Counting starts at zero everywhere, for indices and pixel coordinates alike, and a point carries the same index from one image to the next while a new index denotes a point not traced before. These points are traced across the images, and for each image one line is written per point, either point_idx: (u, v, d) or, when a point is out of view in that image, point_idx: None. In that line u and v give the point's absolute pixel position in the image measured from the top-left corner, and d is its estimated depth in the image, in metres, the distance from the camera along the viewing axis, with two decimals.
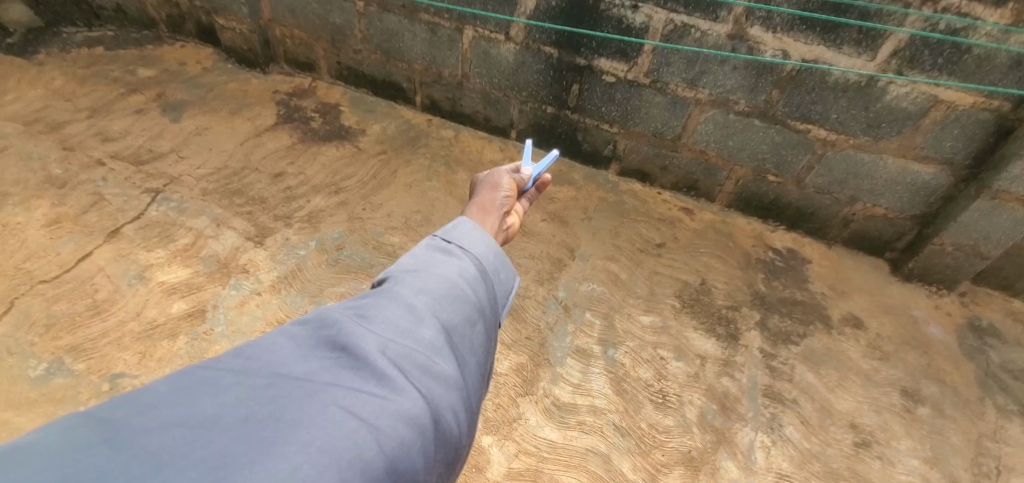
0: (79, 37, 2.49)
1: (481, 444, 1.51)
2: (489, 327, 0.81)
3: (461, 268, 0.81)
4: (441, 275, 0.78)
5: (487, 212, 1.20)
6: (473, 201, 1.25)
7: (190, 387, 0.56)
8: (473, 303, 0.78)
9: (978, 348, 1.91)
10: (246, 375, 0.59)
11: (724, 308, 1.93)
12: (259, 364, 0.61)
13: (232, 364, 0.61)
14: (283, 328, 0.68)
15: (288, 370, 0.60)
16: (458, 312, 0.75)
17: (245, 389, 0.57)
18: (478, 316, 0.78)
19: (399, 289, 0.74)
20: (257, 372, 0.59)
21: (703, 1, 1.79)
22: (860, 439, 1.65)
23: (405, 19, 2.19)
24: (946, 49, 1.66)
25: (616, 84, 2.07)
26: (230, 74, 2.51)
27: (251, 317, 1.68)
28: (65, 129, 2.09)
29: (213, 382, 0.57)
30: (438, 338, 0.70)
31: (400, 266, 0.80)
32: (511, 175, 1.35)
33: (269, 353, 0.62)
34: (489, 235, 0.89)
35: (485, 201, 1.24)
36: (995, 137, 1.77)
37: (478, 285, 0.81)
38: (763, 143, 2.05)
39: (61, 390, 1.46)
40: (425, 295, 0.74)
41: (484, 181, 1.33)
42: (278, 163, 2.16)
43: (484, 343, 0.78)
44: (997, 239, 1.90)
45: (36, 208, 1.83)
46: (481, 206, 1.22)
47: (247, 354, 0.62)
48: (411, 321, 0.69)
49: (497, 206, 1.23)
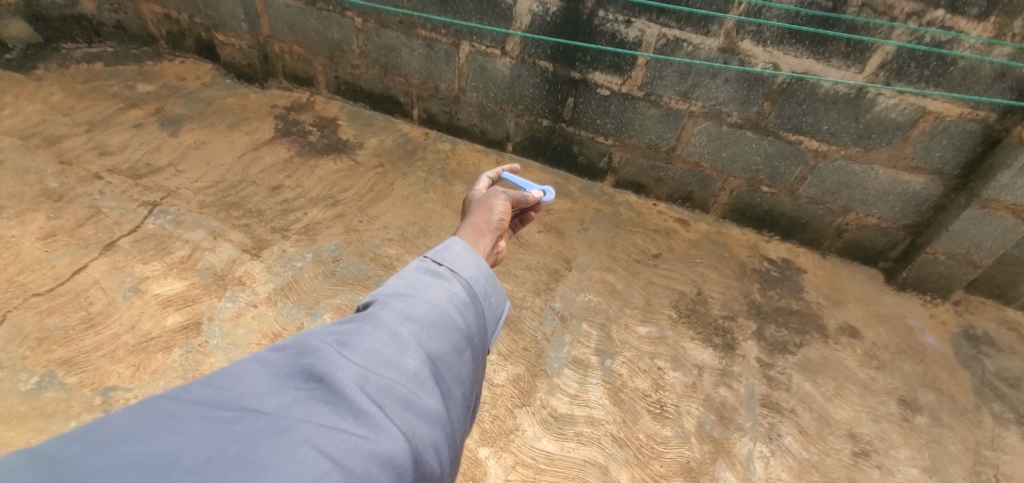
0: (79, 53, 2.51)
1: (478, 455, 1.50)
2: (474, 356, 0.82)
3: (448, 295, 0.82)
4: (427, 301, 0.79)
5: (481, 234, 1.21)
6: (467, 221, 1.26)
7: (153, 421, 0.55)
8: (461, 331, 0.80)
9: (973, 356, 1.92)
10: (214, 408, 0.58)
11: (720, 318, 1.93)
12: (229, 396, 0.60)
13: (201, 395, 0.60)
14: (258, 354, 0.68)
15: (260, 403, 0.59)
16: (443, 341, 0.76)
17: (212, 423, 0.56)
18: (464, 345, 0.80)
19: (383, 316, 0.74)
20: (227, 405, 0.58)
21: (695, 16, 1.83)
22: (859, 448, 1.64)
23: (403, 35, 2.23)
24: (932, 61, 1.69)
25: (611, 97, 2.10)
26: (229, 89, 2.53)
27: (247, 329, 1.67)
28: (63, 143, 2.10)
29: (178, 416, 0.56)
30: (420, 369, 0.70)
31: (386, 291, 0.81)
32: (507, 198, 1.35)
33: (241, 384, 0.62)
34: (480, 259, 0.92)
35: (479, 222, 1.25)
36: (982, 147, 1.80)
37: (465, 312, 0.83)
38: (756, 154, 2.07)
39: (53, 404, 1.44)
40: (410, 323, 0.74)
41: (479, 202, 1.34)
42: (276, 176, 2.17)
43: (468, 373, 0.79)
44: (988, 247, 1.91)
45: (31, 221, 1.83)
46: (476, 228, 1.23)
47: (218, 385, 0.61)
48: (393, 351, 0.70)
49: (491, 228, 1.24)
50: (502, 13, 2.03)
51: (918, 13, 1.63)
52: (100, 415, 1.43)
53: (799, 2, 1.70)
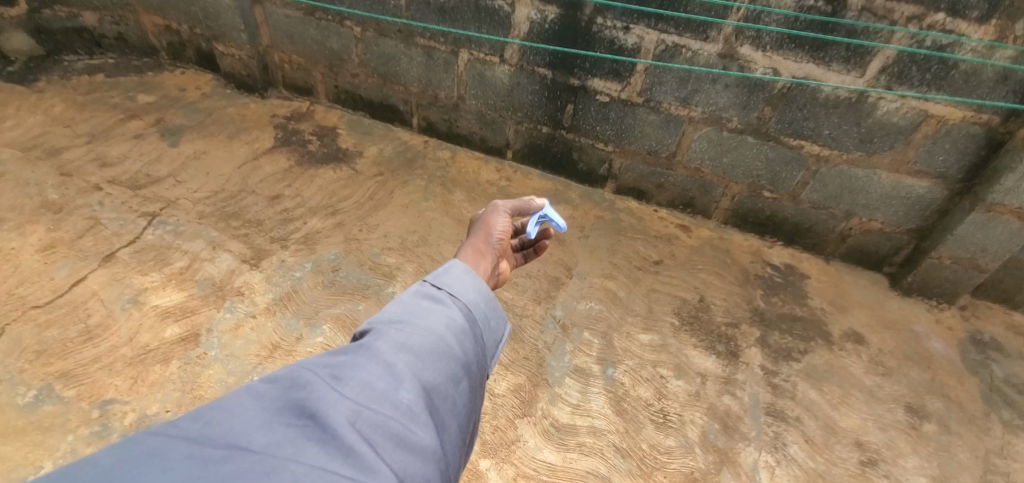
0: (80, 65, 2.52)
1: (478, 467, 1.48)
2: (472, 385, 0.81)
3: (447, 321, 0.82)
4: (425, 329, 0.79)
5: (481, 256, 1.21)
6: (468, 241, 1.26)
7: (138, 459, 0.54)
8: (459, 360, 0.79)
9: (980, 362, 1.89)
10: (202, 446, 0.57)
11: (723, 325, 1.91)
12: (218, 432, 0.59)
13: (189, 430, 0.59)
14: (250, 386, 0.67)
15: (249, 441, 0.58)
16: (440, 371, 0.75)
17: (199, 461, 0.55)
18: (462, 374, 0.79)
19: (379, 346, 0.74)
20: (215, 443, 0.57)
21: (694, 22, 1.82)
22: (867, 457, 1.61)
23: (402, 43, 2.23)
24: (933, 65, 1.68)
25: (610, 103, 2.10)
26: (229, 99, 2.53)
27: (245, 340, 1.66)
28: (64, 155, 2.11)
29: (164, 454, 0.55)
30: (415, 403, 0.69)
31: (384, 317, 0.80)
32: (507, 215, 1.33)
33: (231, 419, 0.61)
34: (479, 282, 0.92)
35: (479, 243, 1.25)
36: (986, 150, 1.78)
37: (463, 339, 0.82)
38: (757, 160, 2.06)
39: (50, 418, 1.43)
40: (406, 353, 0.74)
41: (481, 220, 1.33)
42: (275, 186, 2.16)
43: (465, 403, 0.78)
44: (994, 251, 1.89)
45: (31, 233, 1.83)
46: (476, 249, 1.23)
47: (206, 420, 0.60)
48: (388, 384, 0.69)
49: (490, 250, 1.24)
50: (501, 21, 2.03)
51: (918, 16, 1.62)
52: (98, 429, 1.42)
53: (798, 7, 1.69)
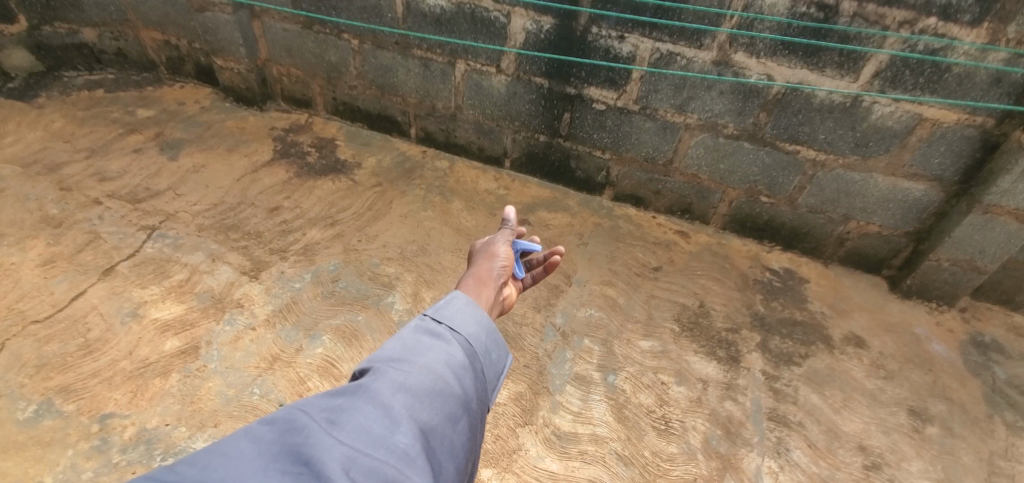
0: (80, 80, 2.54)
1: (480, 477, 1.47)
2: (471, 423, 0.81)
3: (446, 358, 0.83)
4: (424, 367, 0.79)
5: (483, 284, 1.21)
6: (469, 272, 1.27)
7: None
8: (457, 398, 0.79)
9: (982, 364, 1.89)
10: None
11: (723, 330, 1.91)
12: (212, 478, 0.58)
13: (185, 476, 0.58)
14: (248, 429, 0.67)
15: None
16: (437, 410, 0.75)
17: None
18: (460, 413, 0.79)
19: (377, 386, 0.74)
20: None
21: (688, 30, 1.84)
22: (870, 461, 1.61)
23: (399, 55, 2.26)
24: (926, 69, 1.69)
25: (607, 111, 2.11)
26: (228, 113, 2.55)
27: (245, 352, 1.66)
28: (63, 170, 2.11)
29: None
30: (412, 445, 0.69)
31: (383, 355, 0.81)
32: (508, 244, 1.36)
33: (227, 465, 0.60)
34: (479, 315, 0.93)
35: (481, 272, 1.26)
36: (981, 152, 1.80)
37: (462, 376, 0.83)
38: (754, 165, 2.07)
39: (49, 433, 1.42)
40: (404, 393, 0.74)
41: (482, 251, 1.35)
42: (274, 198, 2.17)
43: (463, 442, 0.78)
44: (993, 252, 1.89)
45: (30, 248, 1.83)
46: (478, 278, 1.23)
47: (203, 465, 0.60)
48: (385, 427, 0.69)
49: (493, 277, 1.24)
50: (497, 32, 2.05)
51: (909, 21, 1.63)
52: (97, 443, 1.41)
53: (790, 14, 1.71)
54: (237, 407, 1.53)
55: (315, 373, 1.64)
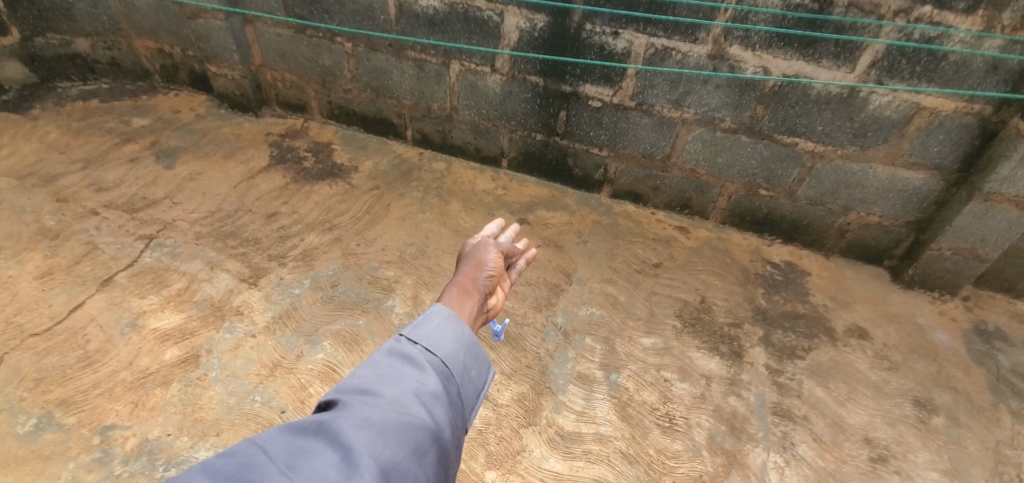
0: (74, 91, 2.53)
1: (484, 479, 1.47)
2: (442, 454, 0.79)
3: (416, 388, 0.81)
4: (392, 401, 0.77)
5: (467, 295, 1.19)
6: (454, 279, 1.25)
7: None
8: (426, 431, 0.77)
9: (986, 352, 1.88)
10: None
11: (726, 325, 1.90)
12: None
13: None
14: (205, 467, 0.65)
15: None
16: (403, 445, 0.73)
17: None
18: (429, 446, 0.77)
19: (340, 423, 0.72)
20: None
21: (682, 25, 1.83)
22: (876, 454, 1.60)
23: (393, 57, 2.25)
24: (922, 57, 1.68)
25: (603, 108, 2.10)
26: (224, 119, 2.54)
27: (245, 360, 1.65)
28: (60, 182, 2.11)
29: None
30: None
31: (352, 386, 0.80)
32: (497, 251, 1.37)
33: None
34: (456, 337, 0.91)
35: (466, 282, 1.24)
36: (979, 140, 1.79)
37: (434, 406, 0.81)
38: (752, 158, 2.06)
39: (50, 446, 1.41)
40: (368, 429, 0.72)
41: (470, 256, 1.34)
42: (272, 203, 2.17)
43: (433, 476, 0.76)
44: (993, 241, 1.88)
45: (27, 261, 1.82)
46: (463, 287, 1.21)
47: None
48: (343, 470, 0.67)
49: (478, 287, 1.23)
50: (490, 31, 2.04)
51: (904, 10, 1.63)
52: (98, 456, 1.41)
53: (785, 6, 1.70)
54: (239, 415, 1.52)
55: (316, 379, 1.63)
